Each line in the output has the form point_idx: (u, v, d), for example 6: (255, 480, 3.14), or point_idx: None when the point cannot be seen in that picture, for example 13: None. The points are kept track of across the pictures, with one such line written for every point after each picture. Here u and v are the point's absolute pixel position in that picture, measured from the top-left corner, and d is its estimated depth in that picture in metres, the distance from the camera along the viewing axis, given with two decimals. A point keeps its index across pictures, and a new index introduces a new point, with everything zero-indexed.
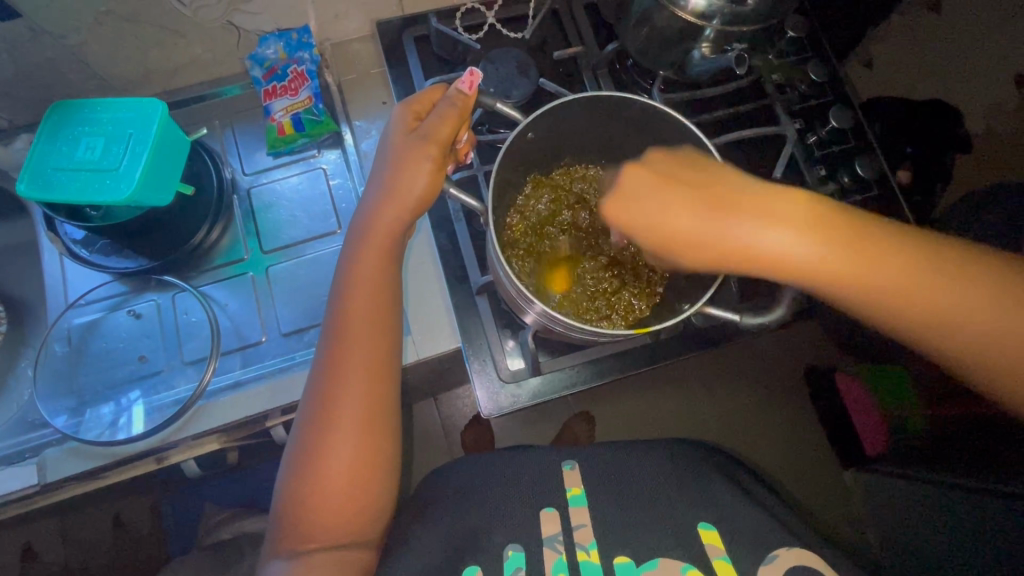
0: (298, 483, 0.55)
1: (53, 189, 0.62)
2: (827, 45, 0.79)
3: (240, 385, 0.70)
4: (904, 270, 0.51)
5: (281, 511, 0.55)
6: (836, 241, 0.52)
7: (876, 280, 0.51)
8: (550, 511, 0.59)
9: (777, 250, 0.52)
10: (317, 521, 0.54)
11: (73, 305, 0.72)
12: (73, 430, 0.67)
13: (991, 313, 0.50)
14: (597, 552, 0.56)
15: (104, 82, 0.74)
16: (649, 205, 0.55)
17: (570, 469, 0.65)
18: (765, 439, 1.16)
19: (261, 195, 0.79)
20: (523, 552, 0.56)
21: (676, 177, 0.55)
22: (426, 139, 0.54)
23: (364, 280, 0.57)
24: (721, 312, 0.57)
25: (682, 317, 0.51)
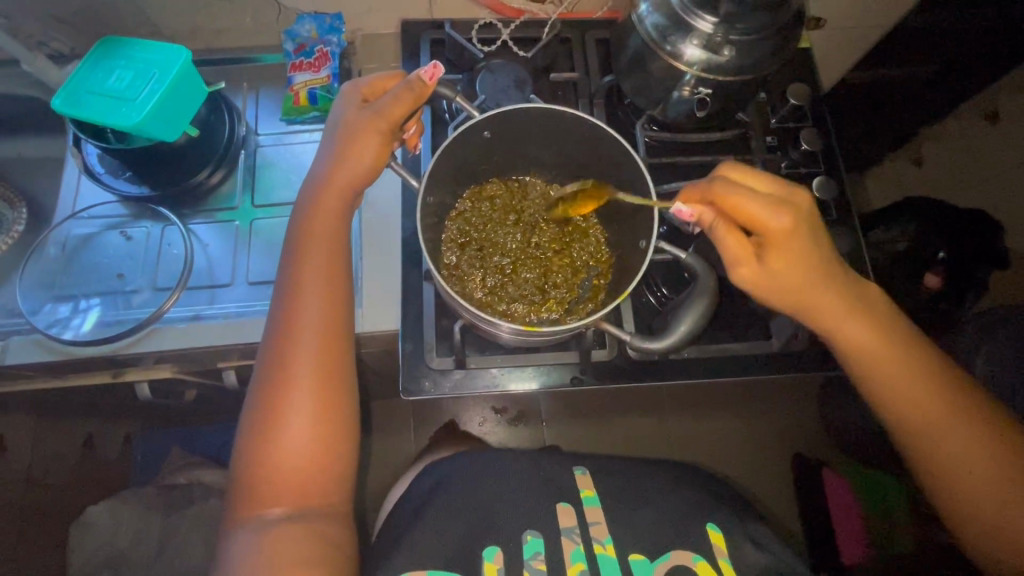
0: (254, 445, 0.57)
1: (80, 107, 0.70)
2: (828, 117, 0.80)
3: (200, 317, 0.76)
4: (826, 294, 0.59)
5: (240, 474, 0.58)
6: (811, 268, 0.57)
7: (808, 296, 0.59)
8: (566, 506, 0.65)
9: (793, 249, 0.56)
10: (273, 483, 0.57)
11: (75, 216, 0.80)
12: (42, 325, 0.73)
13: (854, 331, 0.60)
14: (612, 545, 0.61)
15: (156, 31, 0.84)
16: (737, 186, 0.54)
17: (582, 474, 0.71)
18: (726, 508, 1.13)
19: (266, 154, 0.85)
20: (540, 538, 0.61)
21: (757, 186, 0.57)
22: (378, 114, 0.59)
23: (316, 234, 0.61)
24: (615, 331, 0.59)
25: (574, 328, 0.54)
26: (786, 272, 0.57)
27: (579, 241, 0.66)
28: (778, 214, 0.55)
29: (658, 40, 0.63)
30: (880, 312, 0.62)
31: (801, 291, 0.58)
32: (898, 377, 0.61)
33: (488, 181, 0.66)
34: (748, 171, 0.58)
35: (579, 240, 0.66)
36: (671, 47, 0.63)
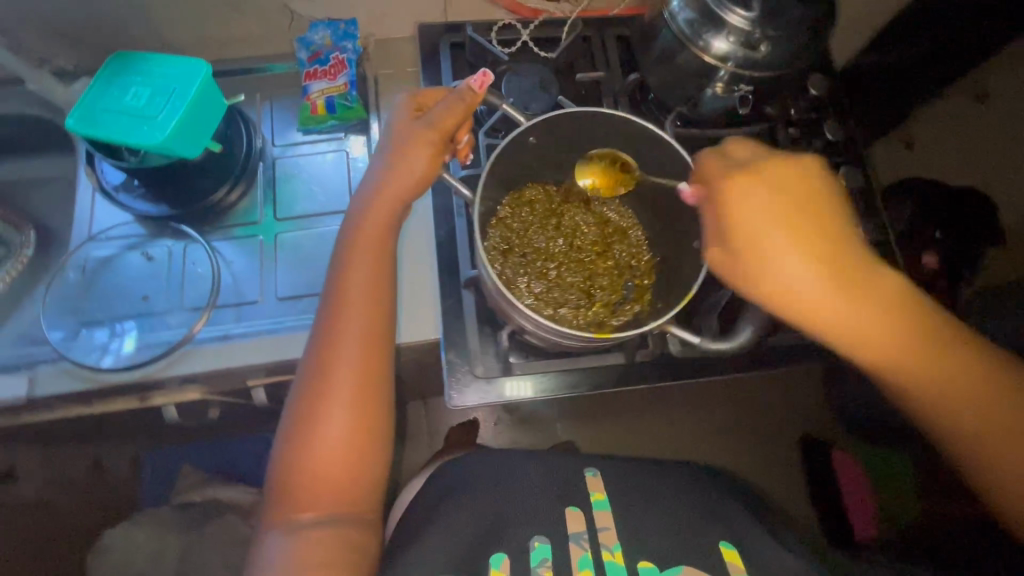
0: (295, 455, 0.57)
1: (98, 127, 0.68)
2: (848, 107, 0.81)
3: (229, 337, 0.74)
4: (848, 293, 0.53)
5: (275, 477, 0.57)
6: (804, 250, 0.54)
7: (811, 288, 0.53)
8: (575, 510, 0.61)
9: (767, 237, 0.53)
10: (314, 491, 0.56)
11: (94, 238, 0.77)
12: (71, 351, 0.71)
13: (887, 334, 0.54)
14: (621, 553, 0.58)
15: (164, 43, 0.82)
16: (738, 194, 0.54)
17: (593, 476, 0.66)
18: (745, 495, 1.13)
19: (285, 166, 0.84)
20: (548, 545, 0.58)
21: (766, 181, 0.55)
22: (431, 125, 0.60)
23: (361, 249, 0.60)
24: (682, 333, 0.58)
25: (642, 331, 0.54)
26: (796, 277, 0.53)
27: (619, 243, 0.67)
28: (760, 189, 0.54)
29: (690, 35, 0.63)
30: (891, 306, 0.54)
31: (815, 292, 0.54)
32: (948, 396, 0.55)
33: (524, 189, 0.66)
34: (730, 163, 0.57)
35: (619, 241, 0.67)
36: (704, 42, 0.63)
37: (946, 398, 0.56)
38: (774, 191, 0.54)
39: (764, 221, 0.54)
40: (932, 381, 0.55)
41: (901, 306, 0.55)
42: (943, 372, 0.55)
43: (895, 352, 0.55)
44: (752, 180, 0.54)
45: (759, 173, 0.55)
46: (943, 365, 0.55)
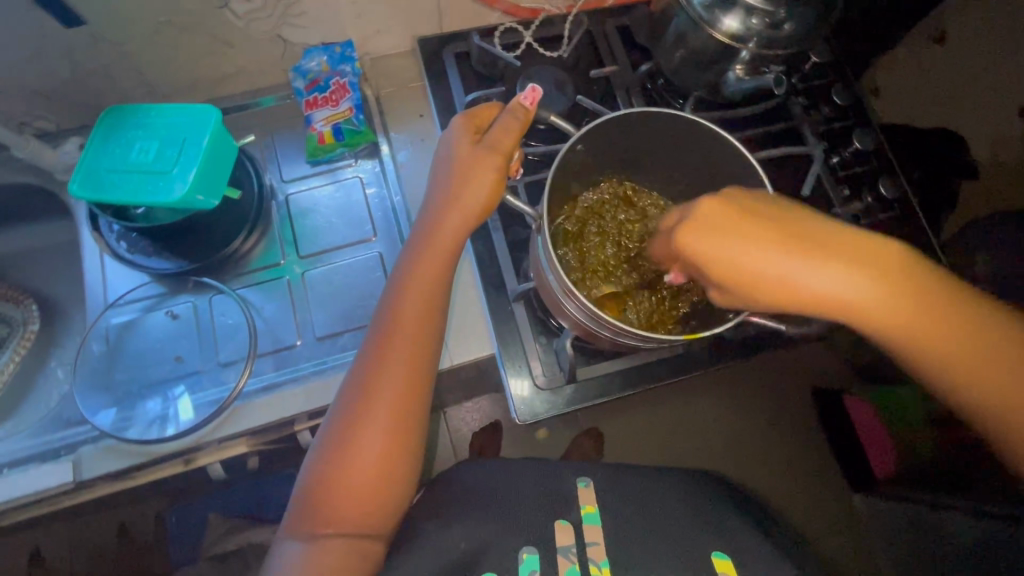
0: (327, 470, 0.55)
1: (105, 189, 0.64)
2: (847, 69, 0.81)
3: (276, 386, 0.71)
4: (855, 292, 0.51)
5: (304, 492, 0.56)
6: (798, 269, 0.50)
7: (822, 295, 0.51)
8: (564, 522, 0.58)
9: (746, 263, 0.49)
10: (345, 506, 0.55)
11: (113, 305, 0.74)
12: (115, 428, 0.68)
13: (901, 314, 0.52)
14: (609, 568, 0.54)
15: (152, 89, 0.77)
16: (716, 240, 0.49)
17: (584, 486, 0.62)
18: (799, 459, 1.07)
19: (298, 202, 0.82)
20: (537, 555, 0.55)
21: (746, 219, 0.49)
22: (491, 149, 0.57)
23: (419, 284, 0.59)
24: (765, 321, 0.59)
25: (730, 327, 0.53)
26: (799, 299, 0.51)
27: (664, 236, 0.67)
28: (735, 232, 0.49)
29: (708, 19, 0.62)
30: (895, 286, 0.51)
31: (825, 297, 0.51)
32: (957, 344, 0.52)
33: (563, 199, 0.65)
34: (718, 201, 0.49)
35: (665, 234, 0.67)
36: (719, 22, 0.62)
37: (958, 351, 0.53)
38: (751, 219, 0.48)
39: (749, 240, 0.49)
40: (939, 335, 0.53)
41: (901, 286, 0.52)
42: (947, 326, 0.53)
43: (903, 322, 0.52)
44: (728, 224, 0.48)
45: (741, 206, 0.49)
46: (946, 319, 0.52)
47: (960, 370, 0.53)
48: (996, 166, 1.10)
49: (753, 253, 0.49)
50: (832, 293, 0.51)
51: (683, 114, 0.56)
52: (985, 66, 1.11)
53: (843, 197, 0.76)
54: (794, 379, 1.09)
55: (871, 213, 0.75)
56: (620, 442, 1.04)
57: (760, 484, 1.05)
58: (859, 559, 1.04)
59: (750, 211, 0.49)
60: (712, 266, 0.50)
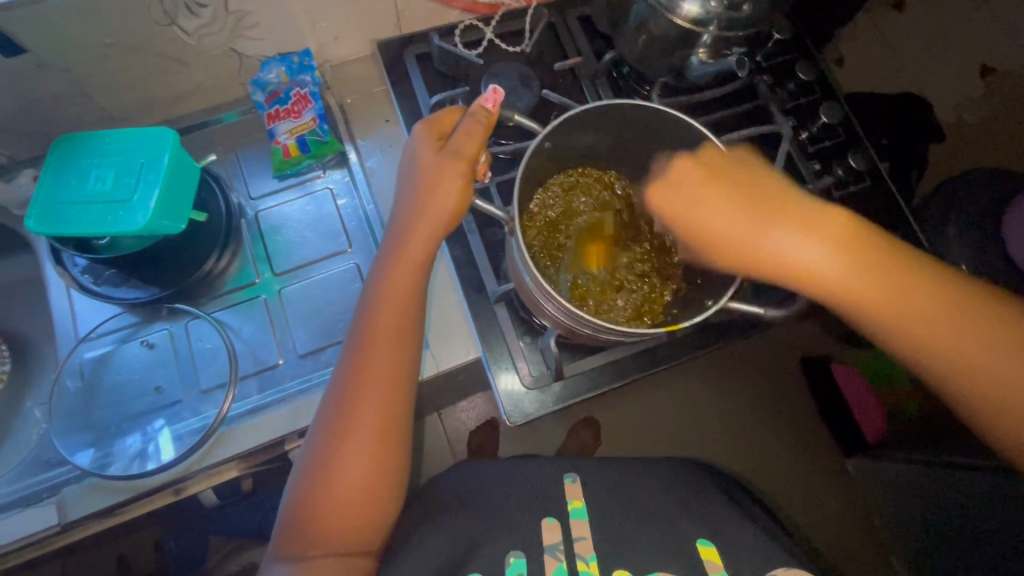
0: (310, 490, 0.55)
1: (65, 222, 0.62)
2: (810, 44, 0.81)
3: (260, 409, 0.70)
4: (815, 250, 0.55)
5: (292, 514, 0.55)
6: (760, 226, 0.56)
7: (782, 255, 0.56)
8: (551, 520, 0.58)
9: (708, 222, 0.58)
10: (329, 526, 0.55)
11: (84, 339, 0.71)
12: (98, 466, 0.65)
13: (866, 281, 0.54)
14: (597, 564, 0.54)
15: (106, 114, 0.74)
16: (683, 200, 0.59)
17: (570, 481, 0.63)
18: (791, 431, 1.09)
19: (269, 218, 0.80)
20: (523, 558, 0.55)
21: (719, 178, 0.57)
22: (456, 155, 0.56)
23: (396, 296, 0.58)
24: (746, 306, 0.58)
25: (709, 313, 0.53)
26: (760, 262, 0.56)
27: (644, 225, 0.67)
28: (702, 195, 0.58)
29: (666, 4, 0.61)
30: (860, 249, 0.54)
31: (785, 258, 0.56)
32: (950, 336, 0.53)
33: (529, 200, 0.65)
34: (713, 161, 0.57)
35: (645, 223, 0.67)
36: (679, 7, 0.61)
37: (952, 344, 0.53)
38: (724, 180, 0.57)
39: (719, 204, 0.58)
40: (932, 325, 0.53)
41: (868, 250, 0.54)
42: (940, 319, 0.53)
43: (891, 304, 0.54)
44: (698, 185, 0.58)
45: (720, 170, 0.57)
46: (911, 292, 0.53)
47: (955, 364, 0.53)
48: (962, 126, 1.12)
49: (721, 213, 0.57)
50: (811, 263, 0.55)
51: (643, 103, 0.56)
52: (945, 28, 1.13)
53: (813, 172, 0.76)
54: (780, 354, 1.11)
55: (842, 186, 0.76)
56: (615, 430, 1.05)
57: (754, 459, 1.07)
58: (853, 522, 1.07)
59: (725, 177, 0.57)
60: (688, 226, 0.59)
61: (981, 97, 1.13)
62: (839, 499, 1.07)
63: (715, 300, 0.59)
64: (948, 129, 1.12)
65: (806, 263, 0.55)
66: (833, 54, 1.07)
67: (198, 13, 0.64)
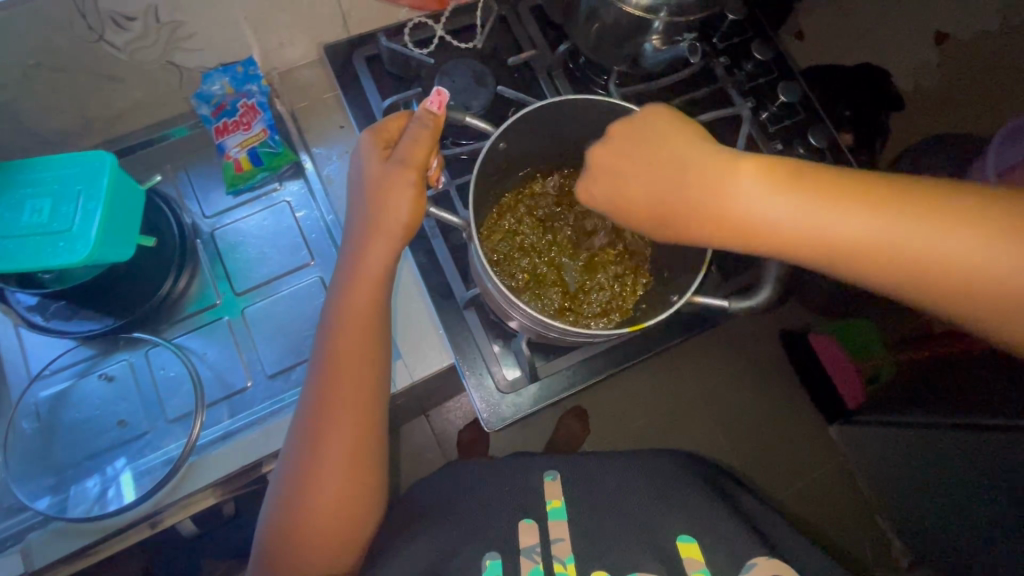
0: (284, 515, 0.54)
1: (0, 258, 0.58)
2: (764, 22, 0.81)
3: (231, 434, 0.67)
4: (754, 204, 0.43)
5: (268, 543, 0.54)
6: (679, 186, 0.46)
7: (714, 218, 0.45)
8: (529, 522, 0.57)
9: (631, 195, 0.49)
10: (303, 552, 0.53)
11: (38, 377, 0.68)
12: (57, 510, 0.62)
13: (833, 230, 0.41)
14: (575, 565, 0.54)
15: (41, 139, 0.70)
16: (614, 177, 0.50)
17: (551, 480, 0.63)
18: (773, 406, 1.10)
19: (226, 236, 0.78)
20: (499, 559, 0.54)
21: (631, 153, 0.49)
22: (403, 164, 0.54)
23: (359, 312, 0.56)
24: (709, 298, 0.59)
25: (673, 310, 0.53)
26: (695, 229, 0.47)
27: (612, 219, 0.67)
28: (625, 175, 0.49)
29: None
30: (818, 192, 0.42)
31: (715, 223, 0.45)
32: (969, 267, 0.38)
33: (496, 205, 0.66)
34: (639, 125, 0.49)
35: None
36: None
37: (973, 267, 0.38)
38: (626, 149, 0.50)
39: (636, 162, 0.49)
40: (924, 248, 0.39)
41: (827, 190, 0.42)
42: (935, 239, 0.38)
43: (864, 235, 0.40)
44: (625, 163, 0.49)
45: (637, 136, 0.49)
46: (910, 225, 0.39)
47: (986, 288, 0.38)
48: (918, 95, 1.13)
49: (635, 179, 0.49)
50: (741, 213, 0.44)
51: (596, 98, 0.54)
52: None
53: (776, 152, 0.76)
54: (757, 331, 1.12)
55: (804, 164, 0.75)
56: (601, 418, 1.05)
57: (739, 435, 1.09)
58: (839, 488, 1.09)
59: (635, 146, 0.49)
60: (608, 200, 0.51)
61: (937, 65, 1.14)
62: (824, 467, 1.09)
63: (681, 294, 0.59)
64: (906, 98, 1.13)
65: (744, 222, 0.44)
66: (792, 29, 1.06)
67: (126, 26, 0.60)
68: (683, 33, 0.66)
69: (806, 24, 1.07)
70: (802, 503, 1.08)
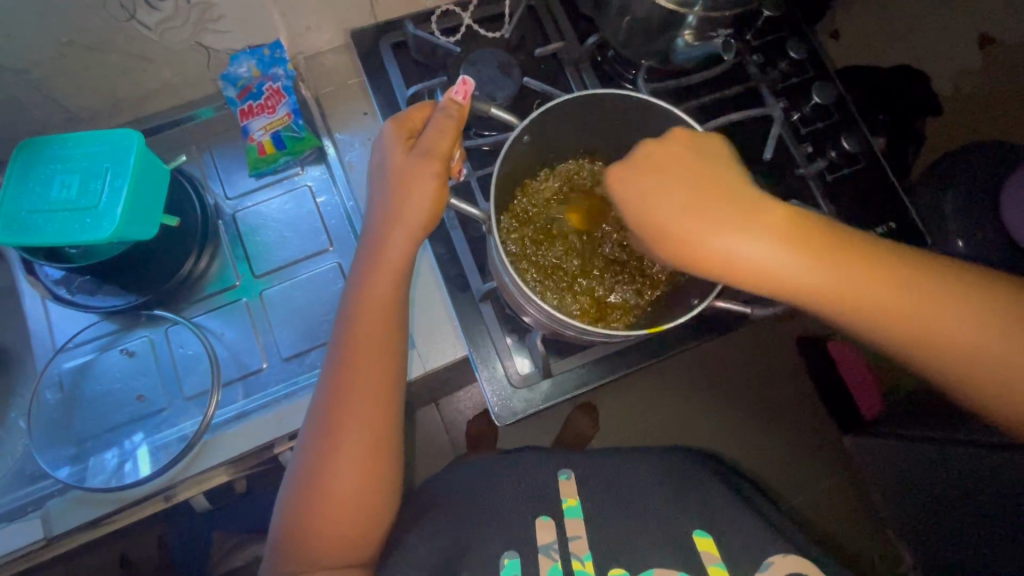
0: (299, 501, 0.54)
1: (30, 232, 0.59)
2: (802, 19, 0.78)
3: (245, 415, 0.68)
4: (800, 257, 0.46)
5: (281, 528, 0.55)
6: (740, 229, 0.47)
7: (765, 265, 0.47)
8: (545, 520, 0.57)
9: (673, 228, 0.48)
10: (316, 538, 0.54)
11: (62, 349, 0.70)
12: (77, 479, 0.64)
13: (869, 290, 0.46)
14: (592, 563, 0.54)
15: (72, 115, 0.71)
16: (644, 191, 0.49)
17: (565, 479, 0.62)
18: (789, 412, 1.08)
19: (247, 219, 0.78)
20: (518, 558, 0.54)
21: (671, 180, 0.49)
22: (427, 155, 0.54)
23: (376, 301, 0.56)
24: (730, 304, 0.58)
25: (693, 314, 0.52)
26: (737, 276, 0.48)
27: None
28: (661, 201, 0.48)
29: None
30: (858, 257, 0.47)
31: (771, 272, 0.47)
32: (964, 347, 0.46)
33: (512, 199, 0.64)
34: (697, 148, 0.50)
35: None
36: None
37: (968, 344, 0.46)
38: (663, 186, 0.48)
39: (675, 203, 0.48)
40: (930, 321, 0.46)
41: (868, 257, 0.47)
42: (941, 309, 0.46)
43: (889, 305, 0.47)
44: (667, 184, 0.48)
45: (682, 163, 0.49)
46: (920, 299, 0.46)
47: (973, 363, 0.46)
48: (958, 99, 1.09)
49: (674, 217, 0.47)
50: (787, 272, 0.47)
51: (623, 93, 0.53)
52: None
53: (805, 155, 0.74)
54: (776, 336, 1.10)
55: (836, 168, 0.73)
56: (613, 416, 1.05)
57: (754, 442, 1.07)
58: (852, 499, 1.07)
59: (668, 169, 0.49)
60: (633, 220, 0.50)
61: (980, 69, 1.10)
62: (840, 477, 1.07)
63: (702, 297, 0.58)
64: (945, 102, 1.09)
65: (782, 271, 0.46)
66: (828, 27, 1.03)
67: (158, 6, 0.60)
68: (717, 30, 0.64)
69: (843, 23, 1.03)
70: (814, 512, 1.06)
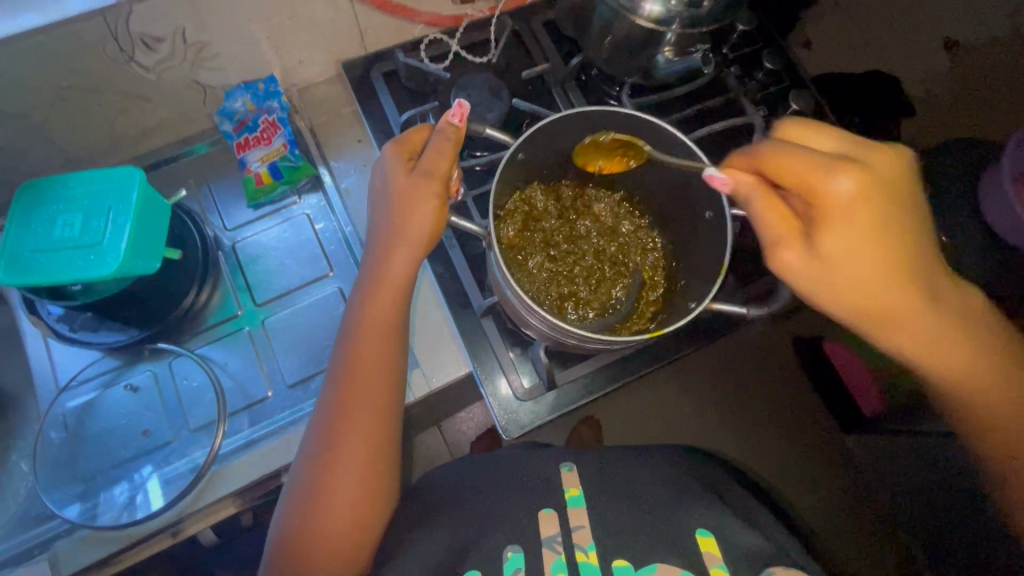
0: (301, 518, 0.54)
1: (32, 271, 0.60)
2: (774, 31, 0.82)
3: (253, 443, 0.68)
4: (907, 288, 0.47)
5: (284, 545, 0.54)
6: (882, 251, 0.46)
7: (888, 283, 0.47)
8: (548, 512, 0.57)
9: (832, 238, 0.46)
10: (321, 552, 0.54)
11: (66, 388, 0.70)
12: (86, 517, 0.64)
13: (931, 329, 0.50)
14: (595, 552, 0.53)
15: (72, 157, 0.72)
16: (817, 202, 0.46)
17: (568, 471, 0.63)
18: None
19: (246, 249, 0.79)
20: (521, 552, 0.53)
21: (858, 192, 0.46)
22: (428, 176, 0.55)
23: (379, 320, 0.58)
24: (729, 306, 0.59)
25: (693, 317, 0.53)
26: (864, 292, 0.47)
27: (625, 232, 0.69)
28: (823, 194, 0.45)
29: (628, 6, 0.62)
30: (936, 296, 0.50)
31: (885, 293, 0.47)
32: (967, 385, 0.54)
33: (509, 219, 0.65)
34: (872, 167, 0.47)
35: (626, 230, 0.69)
36: (641, 9, 0.61)
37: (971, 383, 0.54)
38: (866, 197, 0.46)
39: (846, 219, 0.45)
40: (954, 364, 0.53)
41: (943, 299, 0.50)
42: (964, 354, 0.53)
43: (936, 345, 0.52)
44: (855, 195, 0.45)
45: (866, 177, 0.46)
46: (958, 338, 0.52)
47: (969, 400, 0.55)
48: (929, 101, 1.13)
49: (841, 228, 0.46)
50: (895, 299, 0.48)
51: (613, 109, 0.55)
52: None
53: None
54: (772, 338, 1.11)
55: None
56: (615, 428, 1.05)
57: None
58: None
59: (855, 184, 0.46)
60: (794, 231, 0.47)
61: None
62: None
63: (699, 301, 0.59)
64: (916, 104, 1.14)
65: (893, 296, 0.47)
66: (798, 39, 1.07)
67: (155, 47, 0.62)
68: (695, 44, 0.67)
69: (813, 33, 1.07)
70: None
